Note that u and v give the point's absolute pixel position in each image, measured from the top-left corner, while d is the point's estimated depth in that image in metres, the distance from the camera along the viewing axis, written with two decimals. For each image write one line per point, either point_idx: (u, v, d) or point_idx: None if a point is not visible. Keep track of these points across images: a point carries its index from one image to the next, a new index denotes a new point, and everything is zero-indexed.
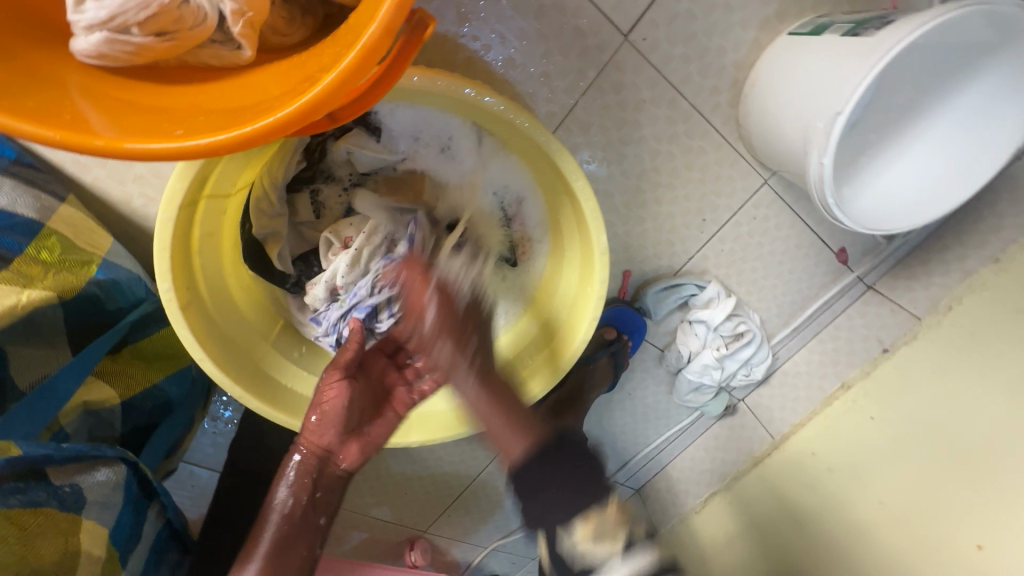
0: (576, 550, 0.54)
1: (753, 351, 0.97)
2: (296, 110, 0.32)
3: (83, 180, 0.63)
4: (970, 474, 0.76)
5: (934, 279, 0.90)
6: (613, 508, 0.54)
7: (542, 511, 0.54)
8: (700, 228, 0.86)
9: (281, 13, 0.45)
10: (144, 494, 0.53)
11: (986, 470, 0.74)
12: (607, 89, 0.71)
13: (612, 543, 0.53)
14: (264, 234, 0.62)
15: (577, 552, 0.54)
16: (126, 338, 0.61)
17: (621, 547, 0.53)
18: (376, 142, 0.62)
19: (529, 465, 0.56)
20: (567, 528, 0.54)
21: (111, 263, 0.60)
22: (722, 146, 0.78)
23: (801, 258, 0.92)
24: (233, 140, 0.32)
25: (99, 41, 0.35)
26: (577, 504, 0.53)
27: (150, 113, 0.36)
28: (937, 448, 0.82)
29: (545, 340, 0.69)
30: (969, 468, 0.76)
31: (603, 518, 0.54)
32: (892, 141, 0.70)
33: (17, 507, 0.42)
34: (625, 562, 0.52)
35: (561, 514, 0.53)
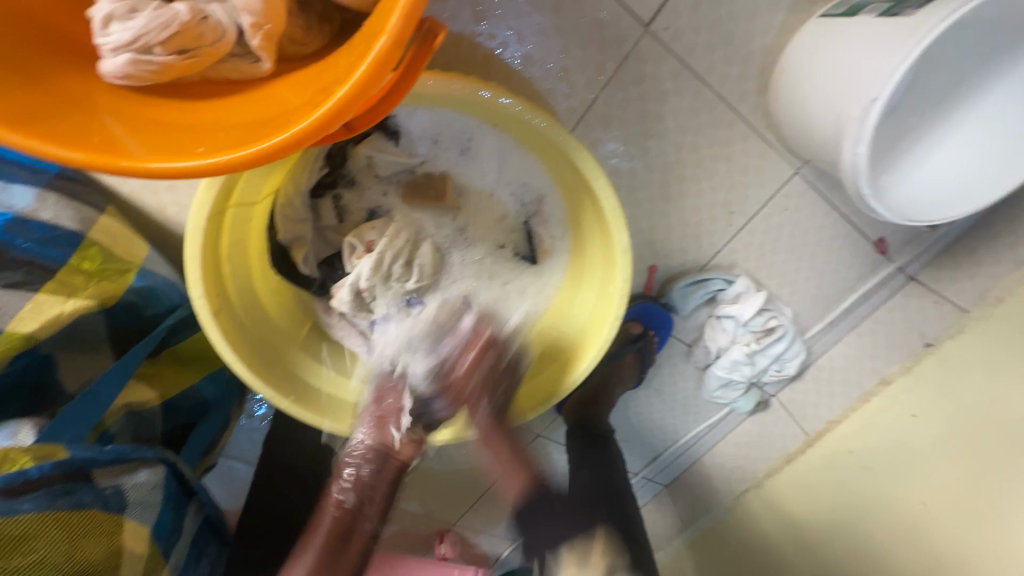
0: None
1: (785, 346, 0.94)
2: (310, 124, 0.32)
3: (120, 190, 0.66)
4: (1022, 476, 0.71)
5: (982, 268, 0.86)
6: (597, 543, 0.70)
7: (532, 537, 0.72)
8: (727, 220, 0.84)
9: (297, 23, 0.45)
10: (183, 491, 0.56)
11: None
12: (628, 82, 0.69)
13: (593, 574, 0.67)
14: (289, 240, 0.64)
15: None
16: (166, 341, 0.64)
17: None
18: (395, 146, 0.62)
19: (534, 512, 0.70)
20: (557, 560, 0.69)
21: (148, 271, 0.63)
22: (750, 136, 0.75)
23: (836, 249, 0.88)
24: (251, 157, 0.33)
25: (125, 63, 0.36)
26: (565, 540, 0.69)
27: (174, 131, 0.37)
28: (985, 447, 0.77)
29: (567, 339, 0.69)
30: (1017, 469, 0.72)
31: None
32: (937, 125, 0.66)
33: (64, 509, 0.44)
34: None
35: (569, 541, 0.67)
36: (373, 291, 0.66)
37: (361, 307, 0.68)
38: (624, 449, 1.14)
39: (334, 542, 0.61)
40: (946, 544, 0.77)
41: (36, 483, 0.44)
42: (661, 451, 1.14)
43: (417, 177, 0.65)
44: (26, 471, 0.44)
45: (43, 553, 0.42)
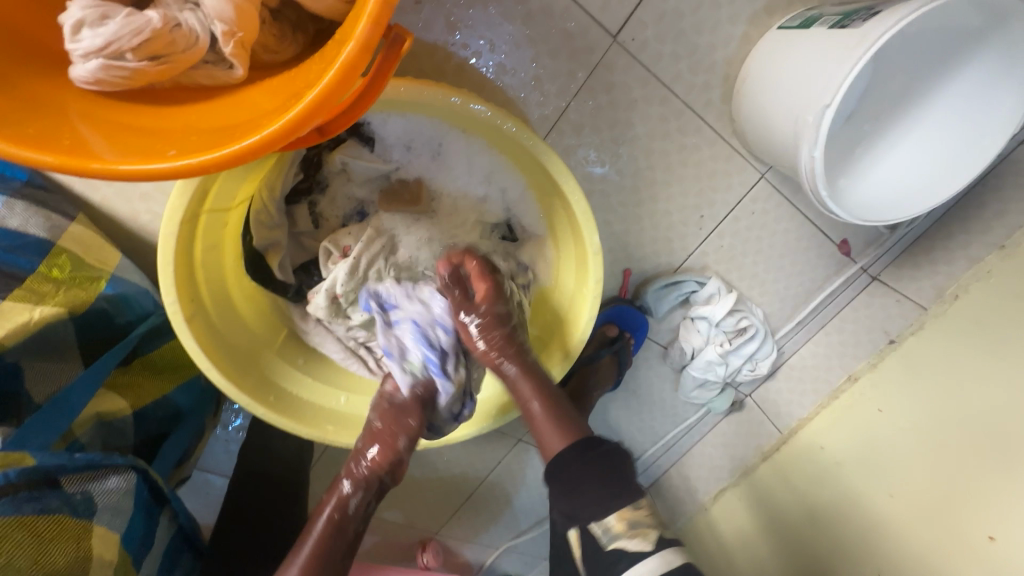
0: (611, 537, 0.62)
1: (757, 346, 0.97)
2: (280, 126, 0.33)
3: (91, 198, 0.65)
4: (981, 465, 0.74)
5: (937, 267, 0.89)
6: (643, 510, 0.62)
7: (573, 507, 0.64)
8: (698, 224, 0.86)
9: (271, 32, 0.46)
10: (155, 500, 0.55)
11: (995, 461, 0.73)
12: (598, 90, 0.72)
13: (643, 538, 0.61)
14: (264, 246, 0.63)
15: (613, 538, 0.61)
16: (137, 350, 0.63)
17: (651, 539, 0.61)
18: (370, 152, 0.63)
19: (572, 456, 0.64)
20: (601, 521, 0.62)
21: (120, 278, 0.63)
22: (717, 142, 0.78)
23: (803, 251, 0.92)
24: (222, 158, 0.34)
25: (95, 68, 0.37)
26: (607, 504, 0.62)
27: (145, 134, 0.37)
28: (947, 437, 0.80)
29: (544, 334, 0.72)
30: (977, 457, 0.75)
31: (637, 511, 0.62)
32: (889, 131, 0.70)
33: (29, 514, 0.43)
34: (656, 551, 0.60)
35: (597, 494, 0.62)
36: (349, 297, 0.67)
37: (338, 312, 0.69)
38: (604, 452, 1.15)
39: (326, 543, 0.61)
40: (913, 534, 0.80)
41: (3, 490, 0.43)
42: (641, 454, 1.15)
43: (394, 184, 0.66)
44: None
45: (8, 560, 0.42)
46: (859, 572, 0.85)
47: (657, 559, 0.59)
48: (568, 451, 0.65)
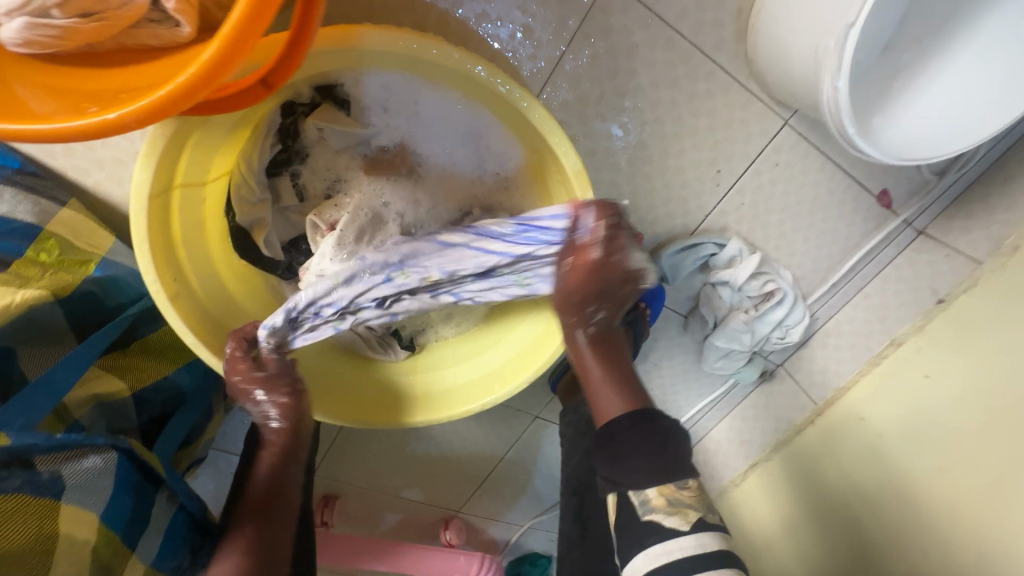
0: (646, 505, 0.60)
1: (785, 312, 0.90)
2: (195, 72, 0.30)
3: (83, 184, 0.65)
4: None
5: (994, 217, 0.80)
6: (688, 490, 0.60)
7: (616, 471, 0.62)
8: (715, 180, 0.79)
9: None
10: (147, 481, 0.55)
11: None
12: (595, 35, 0.66)
13: (680, 518, 0.60)
14: (249, 222, 0.62)
15: (647, 508, 0.60)
16: (135, 333, 0.64)
17: (694, 519, 0.60)
18: (346, 114, 0.61)
19: (623, 425, 0.62)
20: (639, 490, 0.61)
21: (111, 261, 0.63)
22: (732, 87, 0.71)
23: (835, 204, 0.84)
24: (139, 111, 0.31)
25: (21, 27, 0.35)
26: (649, 469, 0.60)
27: (77, 97, 0.36)
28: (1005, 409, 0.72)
29: (510, 351, 0.71)
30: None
31: (684, 489, 0.60)
32: (931, 57, 0.62)
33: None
34: (697, 532, 0.59)
35: (644, 475, 0.60)
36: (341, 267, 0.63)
37: None
38: None
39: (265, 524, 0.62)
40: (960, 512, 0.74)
41: None
42: None
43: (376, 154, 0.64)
44: None
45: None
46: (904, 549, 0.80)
47: (695, 542, 0.59)
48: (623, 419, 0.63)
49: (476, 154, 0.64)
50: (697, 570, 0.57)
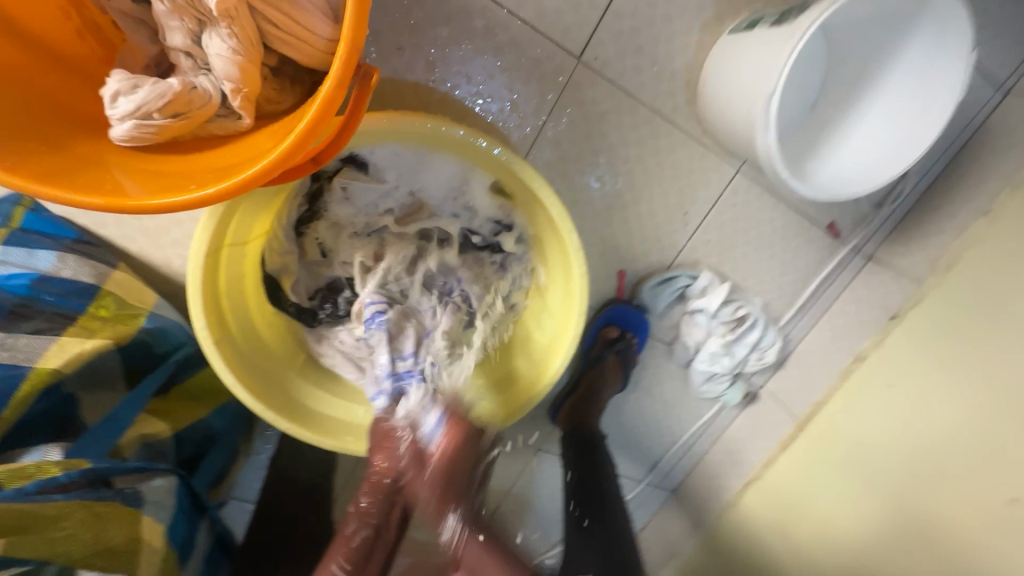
0: None
1: (759, 334, 0.99)
2: (277, 156, 0.40)
3: (130, 249, 0.74)
4: (996, 427, 0.74)
5: (928, 240, 0.92)
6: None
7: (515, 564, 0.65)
8: (683, 220, 0.90)
9: (272, 85, 0.53)
10: (196, 507, 0.62)
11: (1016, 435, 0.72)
12: (571, 106, 0.78)
13: None
14: (277, 270, 0.72)
15: None
16: (173, 378, 0.70)
17: None
18: (365, 175, 0.71)
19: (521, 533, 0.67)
20: None
21: (156, 315, 0.70)
22: (689, 142, 0.84)
23: (791, 237, 0.95)
24: (233, 186, 0.41)
25: (131, 128, 0.45)
26: None
27: (170, 176, 0.45)
28: (974, 410, 0.78)
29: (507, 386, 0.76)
30: (992, 403, 0.76)
31: None
32: (848, 115, 0.77)
33: (84, 499, 0.49)
34: None
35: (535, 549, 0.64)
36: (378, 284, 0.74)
37: None
38: (624, 457, 1.15)
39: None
40: (941, 511, 0.79)
41: (68, 486, 0.49)
42: (660, 456, 1.16)
43: (377, 219, 0.74)
44: (56, 477, 0.49)
45: (81, 539, 0.48)
46: (890, 550, 0.84)
47: None
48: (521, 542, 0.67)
49: (464, 200, 0.75)
50: None
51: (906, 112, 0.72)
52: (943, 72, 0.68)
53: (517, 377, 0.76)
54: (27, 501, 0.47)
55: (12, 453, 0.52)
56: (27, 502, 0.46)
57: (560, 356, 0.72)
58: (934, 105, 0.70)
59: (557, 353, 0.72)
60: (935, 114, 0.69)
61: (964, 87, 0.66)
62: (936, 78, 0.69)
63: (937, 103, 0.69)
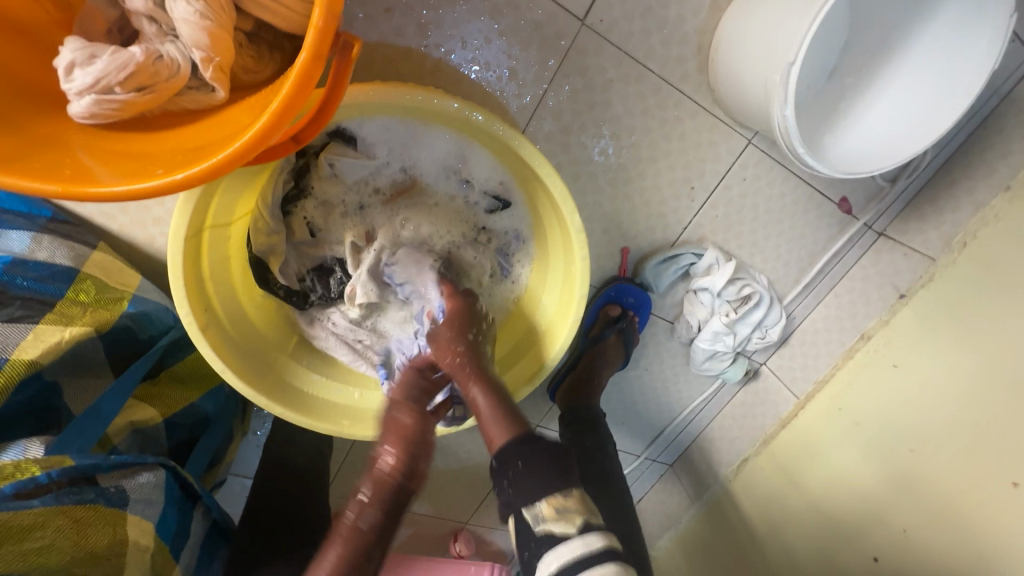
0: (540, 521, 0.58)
1: (763, 313, 0.97)
2: (250, 137, 0.36)
3: (110, 228, 0.70)
4: (1002, 411, 0.73)
5: (944, 217, 0.88)
6: (574, 497, 0.58)
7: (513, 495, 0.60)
8: (690, 196, 0.87)
9: (248, 53, 0.48)
10: (187, 496, 0.60)
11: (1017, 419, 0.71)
12: (573, 74, 0.73)
13: (569, 522, 0.57)
14: (264, 252, 0.68)
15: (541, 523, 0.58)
16: (162, 363, 0.68)
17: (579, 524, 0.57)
18: (355, 150, 0.66)
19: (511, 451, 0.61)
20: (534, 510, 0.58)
21: (141, 298, 0.67)
22: (698, 113, 0.79)
23: (802, 213, 0.91)
24: (203, 171, 0.37)
25: (90, 103, 0.41)
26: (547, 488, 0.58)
27: (137, 158, 0.42)
28: (979, 392, 0.77)
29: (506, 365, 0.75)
30: (999, 386, 0.74)
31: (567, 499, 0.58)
32: (869, 84, 0.72)
33: (67, 504, 0.48)
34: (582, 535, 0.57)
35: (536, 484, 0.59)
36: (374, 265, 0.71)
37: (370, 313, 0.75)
38: (623, 433, 1.15)
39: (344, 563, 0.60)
40: (940, 493, 0.78)
41: (47, 487, 0.47)
42: (661, 431, 1.16)
43: (369, 196, 0.71)
44: (36, 476, 0.47)
45: (64, 541, 0.47)
46: (883, 527, 0.85)
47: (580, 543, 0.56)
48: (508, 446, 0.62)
49: (460, 176, 0.70)
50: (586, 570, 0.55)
51: (934, 83, 0.68)
52: (977, 43, 0.64)
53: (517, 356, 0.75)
54: (3, 510, 0.45)
55: None
56: (0, 511, 0.45)
57: (560, 341, 0.70)
58: (964, 76, 0.66)
59: (557, 336, 0.70)
60: (967, 87, 0.65)
61: (997, 61, 0.63)
62: (970, 49, 0.65)
63: (967, 75, 0.66)
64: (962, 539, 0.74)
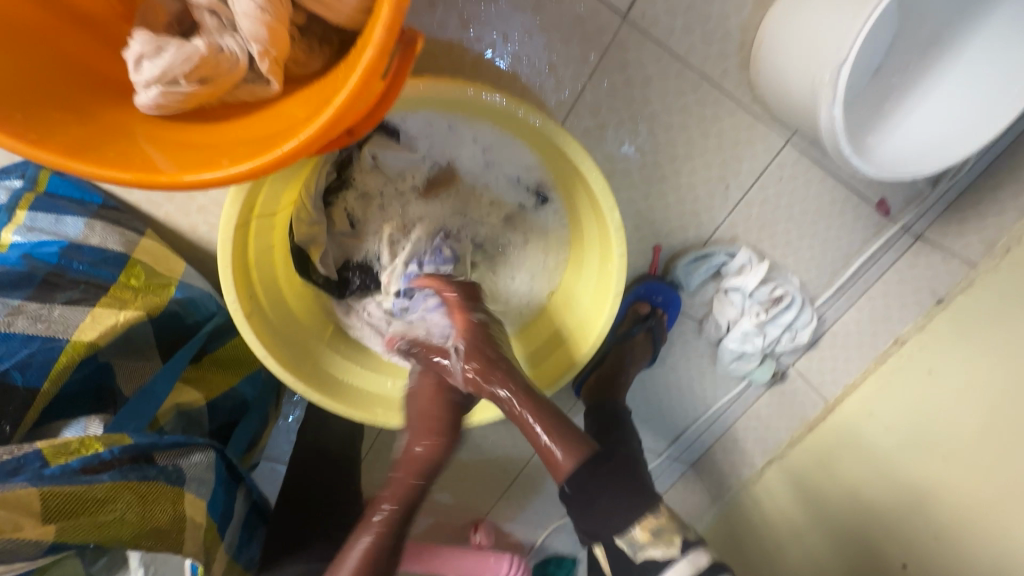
0: (641, 549, 0.59)
1: (795, 314, 0.96)
2: (315, 130, 0.37)
3: (156, 215, 0.72)
4: None
5: (986, 221, 0.85)
6: (665, 518, 0.59)
7: (592, 525, 0.61)
8: (724, 194, 0.86)
9: (301, 46, 0.49)
10: (232, 478, 0.63)
11: None
12: (612, 70, 0.73)
13: (669, 546, 0.58)
14: (306, 241, 0.69)
15: (642, 550, 0.59)
16: (206, 348, 0.69)
17: (682, 545, 0.58)
18: (397, 143, 0.68)
19: (582, 478, 0.61)
20: (626, 538, 0.59)
21: (186, 284, 0.69)
22: (737, 111, 0.78)
23: (838, 214, 0.89)
24: (269, 162, 0.38)
25: (156, 95, 0.42)
26: (631, 515, 0.59)
27: (200, 148, 0.43)
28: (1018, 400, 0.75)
29: (534, 361, 0.76)
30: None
31: (659, 517, 0.59)
32: (918, 83, 0.70)
33: (133, 480, 0.50)
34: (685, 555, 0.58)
35: (620, 512, 0.59)
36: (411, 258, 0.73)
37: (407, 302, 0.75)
38: (645, 428, 1.16)
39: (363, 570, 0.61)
40: (971, 501, 0.77)
41: (111, 463, 0.50)
42: (684, 428, 1.15)
43: (406, 188, 0.71)
44: (98, 454, 0.50)
45: (129, 516, 0.49)
46: (915, 537, 0.84)
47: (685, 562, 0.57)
48: (578, 472, 0.62)
49: (496, 170, 0.71)
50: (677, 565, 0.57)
51: (982, 88, 0.68)
52: None
53: (548, 350, 0.75)
54: (74, 483, 0.47)
55: (55, 426, 0.54)
56: (73, 484, 0.47)
57: (588, 343, 0.70)
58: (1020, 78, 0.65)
59: (587, 335, 0.70)
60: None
61: None
62: None
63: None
64: (993, 550, 0.73)
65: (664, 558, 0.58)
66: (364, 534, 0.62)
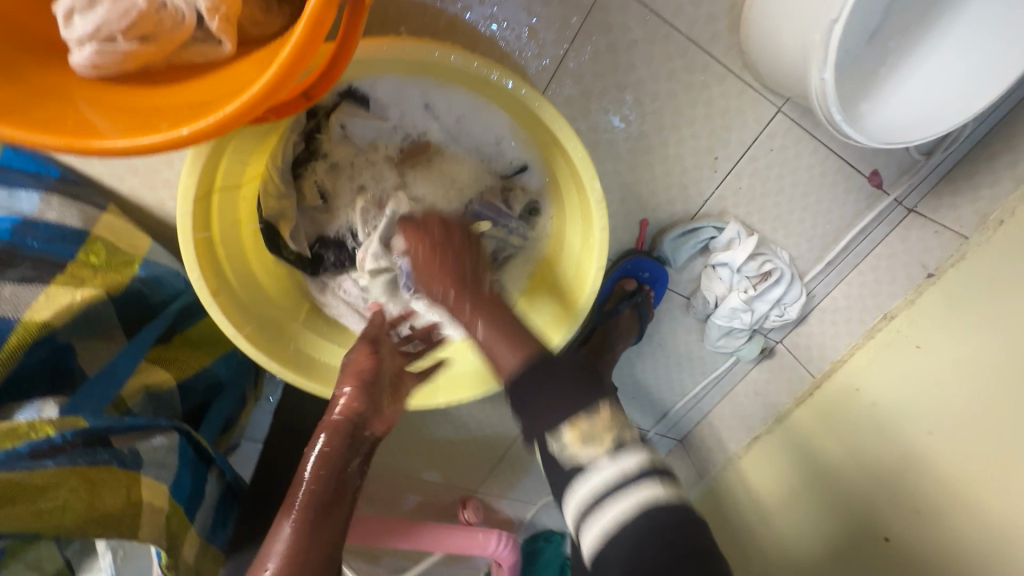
0: (567, 451, 0.58)
1: (783, 290, 0.94)
2: (258, 90, 0.34)
3: (119, 190, 0.69)
4: None
5: (980, 192, 0.83)
6: (598, 418, 0.58)
7: (533, 422, 0.60)
8: (712, 166, 0.83)
9: (257, 4, 0.46)
10: (201, 460, 0.61)
11: None
12: (596, 34, 0.69)
13: (598, 446, 0.57)
14: (275, 216, 0.66)
15: (568, 452, 0.58)
16: (176, 327, 0.67)
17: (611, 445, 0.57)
18: (366, 111, 0.65)
19: (525, 376, 0.61)
20: (557, 436, 0.58)
21: (152, 261, 0.67)
22: (727, 78, 0.74)
23: (830, 186, 0.87)
24: (210, 126, 0.35)
25: (91, 53, 0.39)
26: (566, 415, 0.58)
27: (142, 113, 0.40)
28: (1005, 373, 0.74)
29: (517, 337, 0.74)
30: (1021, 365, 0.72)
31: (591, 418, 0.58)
32: (914, 47, 0.67)
33: (82, 465, 0.49)
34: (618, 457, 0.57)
35: (563, 412, 0.58)
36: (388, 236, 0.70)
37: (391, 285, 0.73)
38: (633, 407, 1.15)
39: (296, 545, 0.59)
40: (958, 475, 0.77)
41: (61, 447, 0.49)
42: (671, 407, 1.16)
43: (379, 157, 0.69)
44: (50, 438, 0.49)
45: (76, 501, 0.48)
46: (898, 510, 0.84)
47: (614, 467, 0.56)
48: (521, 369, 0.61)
49: (474, 141, 0.69)
50: (632, 488, 0.55)
51: (980, 51, 0.65)
52: None
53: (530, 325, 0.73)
54: (15, 470, 0.46)
55: (7, 409, 0.51)
56: (16, 470, 0.46)
57: (572, 316, 0.68)
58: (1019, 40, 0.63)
59: (571, 309, 0.68)
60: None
61: None
62: None
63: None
64: (981, 518, 0.73)
65: (607, 483, 0.56)
66: (285, 521, 0.60)
